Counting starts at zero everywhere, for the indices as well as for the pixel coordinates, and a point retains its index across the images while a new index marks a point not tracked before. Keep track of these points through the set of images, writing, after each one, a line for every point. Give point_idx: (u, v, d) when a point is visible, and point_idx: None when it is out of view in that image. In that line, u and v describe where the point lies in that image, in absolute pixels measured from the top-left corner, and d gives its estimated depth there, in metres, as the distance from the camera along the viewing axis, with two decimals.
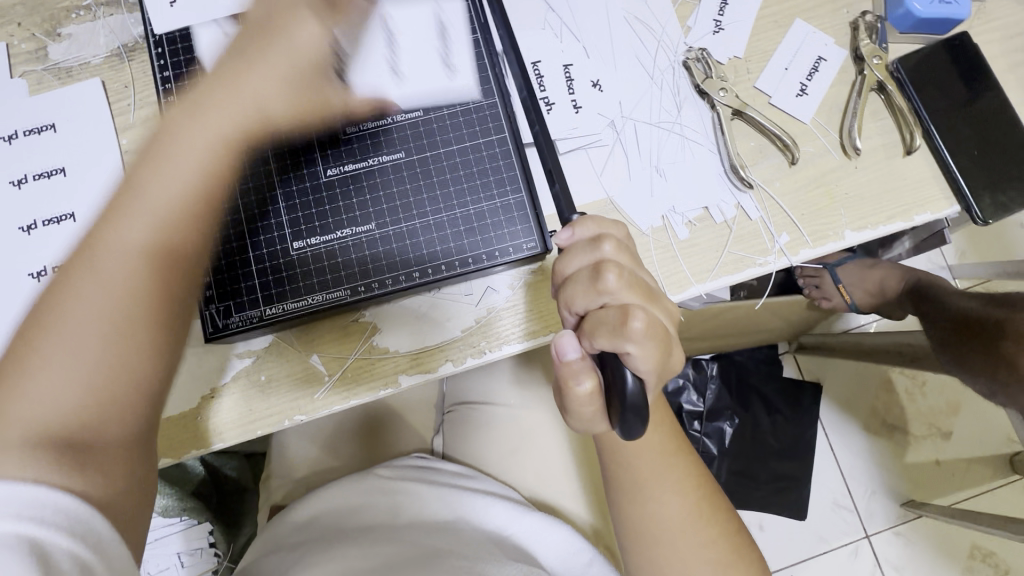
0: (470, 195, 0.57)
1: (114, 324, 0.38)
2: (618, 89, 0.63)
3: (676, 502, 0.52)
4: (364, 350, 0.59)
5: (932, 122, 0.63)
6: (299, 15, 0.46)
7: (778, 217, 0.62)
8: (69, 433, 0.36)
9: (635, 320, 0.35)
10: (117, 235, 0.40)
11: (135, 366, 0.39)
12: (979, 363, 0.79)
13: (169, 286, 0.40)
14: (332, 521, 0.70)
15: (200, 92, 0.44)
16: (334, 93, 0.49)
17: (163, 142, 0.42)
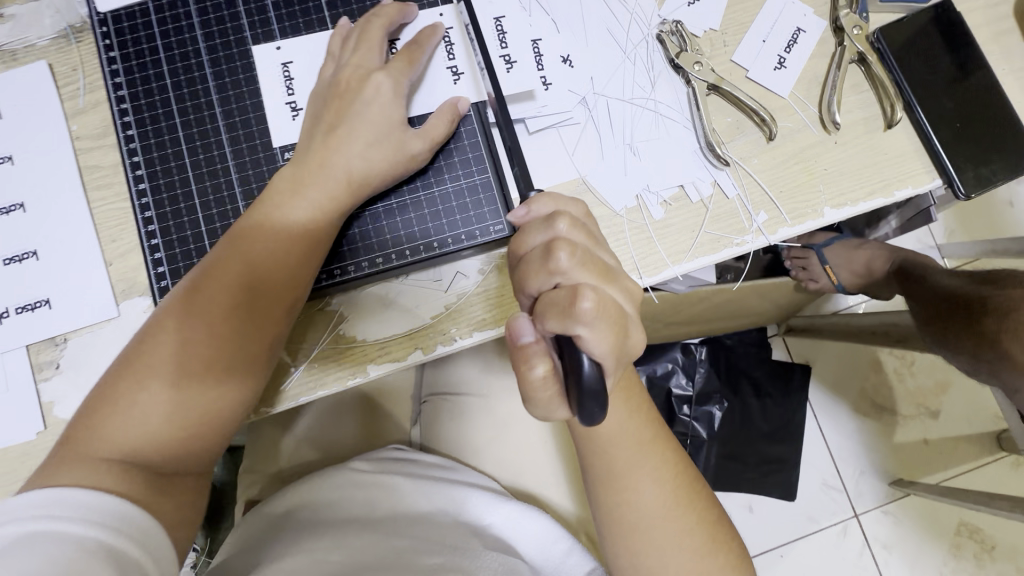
0: (434, 178, 0.57)
1: (219, 339, 0.48)
2: (590, 65, 0.61)
3: (653, 490, 0.50)
4: (331, 340, 0.57)
5: (914, 94, 0.61)
6: (378, 76, 0.53)
7: (756, 195, 0.60)
8: (177, 423, 0.47)
9: (590, 301, 0.33)
10: (223, 306, 0.48)
11: (224, 422, 0.49)
12: (963, 342, 0.77)
13: (277, 314, 0.50)
14: (306, 517, 0.68)
15: (319, 166, 0.51)
16: (412, 143, 0.53)
17: (274, 212, 0.50)
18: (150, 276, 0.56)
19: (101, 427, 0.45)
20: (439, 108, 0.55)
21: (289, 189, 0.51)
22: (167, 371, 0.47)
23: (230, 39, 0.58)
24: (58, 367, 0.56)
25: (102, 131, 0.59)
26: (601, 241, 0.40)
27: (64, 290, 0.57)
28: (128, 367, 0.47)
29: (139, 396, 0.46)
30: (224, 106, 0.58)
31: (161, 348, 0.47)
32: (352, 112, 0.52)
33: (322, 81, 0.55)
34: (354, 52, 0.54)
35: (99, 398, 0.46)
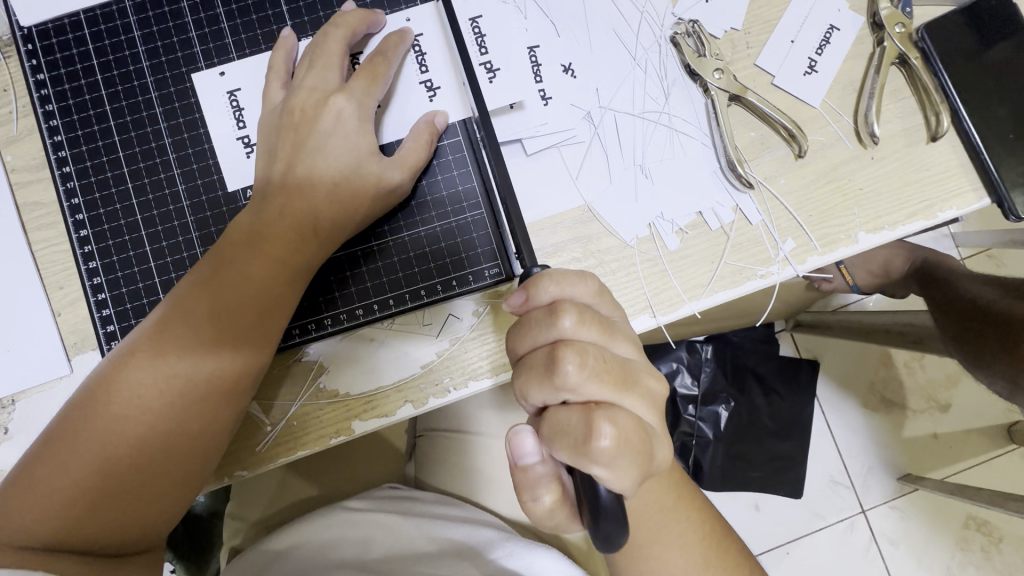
0: (419, 216, 0.51)
1: (186, 370, 0.44)
2: (594, 75, 0.54)
3: (681, 559, 0.44)
4: (311, 394, 0.51)
5: (961, 101, 0.54)
6: (337, 100, 0.47)
7: (783, 221, 0.53)
8: (131, 460, 0.43)
9: (603, 434, 0.32)
10: (172, 368, 0.44)
11: (174, 495, 0.44)
12: (1001, 367, 0.72)
13: (245, 342, 0.45)
14: (300, 561, 0.60)
15: (279, 212, 0.46)
16: (385, 173, 0.47)
17: (228, 262, 0.45)
18: (97, 334, 0.50)
19: (30, 507, 0.41)
20: (414, 128, 0.50)
21: (246, 238, 0.46)
22: (108, 442, 0.42)
23: (178, 57, 0.52)
24: (7, 432, 0.50)
25: (40, 162, 0.51)
26: (612, 329, 0.37)
27: (8, 345, 0.50)
28: (98, 387, 0.44)
29: (75, 471, 0.42)
30: (175, 135, 0.51)
31: (101, 416, 0.43)
32: (313, 145, 0.47)
33: (270, 107, 0.49)
34: (306, 73, 0.48)
35: (34, 471, 0.42)
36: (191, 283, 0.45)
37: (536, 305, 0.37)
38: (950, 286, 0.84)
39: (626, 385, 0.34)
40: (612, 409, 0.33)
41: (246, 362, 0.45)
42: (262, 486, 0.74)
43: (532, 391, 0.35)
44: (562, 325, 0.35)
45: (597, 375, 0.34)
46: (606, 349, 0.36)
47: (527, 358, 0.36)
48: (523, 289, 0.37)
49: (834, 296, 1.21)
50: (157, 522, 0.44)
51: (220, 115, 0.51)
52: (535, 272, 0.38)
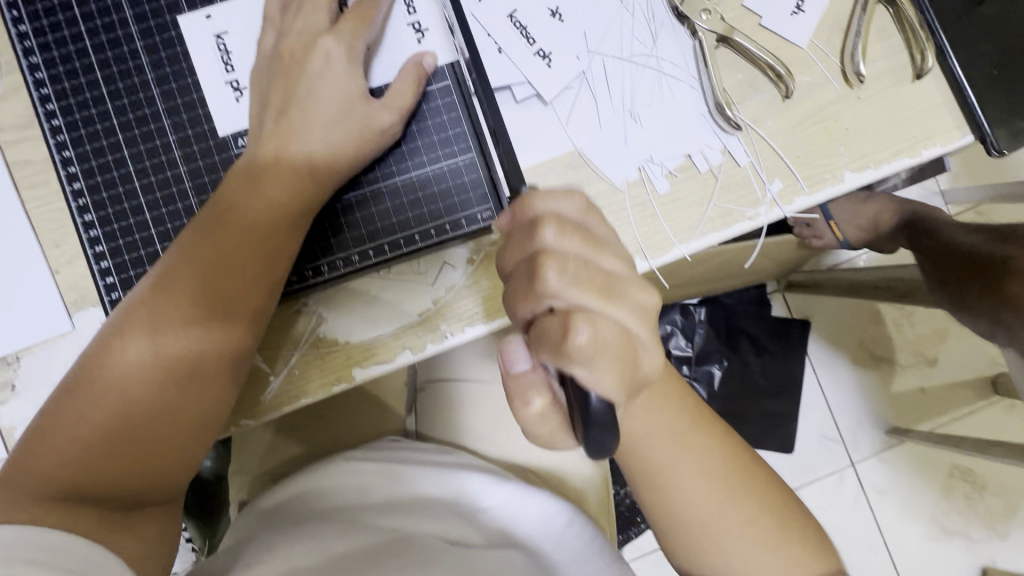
0: (412, 161, 0.52)
1: (193, 323, 0.45)
2: (582, 20, 0.54)
3: (702, 488, 0.46)
4: (311, 342, 0.52)
5: (946, 38, 0.54)
6: (326, 42, 0.47)
7: (770, 162, 0.54)
8: (143, 413, 0.44)
9: (579, 332, 0.32)
10: (183, 315, 0.45)
11: (190, 439, 0.46)
12: (983, 307, 0.73)
13: (249, 294, 0.46)
14: (304, 510, 0.62)
15: (276, 156, 0.47)
16: (377, 114, 0.47)
17: (226, 216, 0.46)
18: (98, 288, 0.51)
19: (47, 459, 0.42)
20: (403, 68, 0.50)
21: (247, 185, 0.46)
22: (124, 389, 0.43)
23: (161, 7, 0.51)
24: (14, 389, 0.51)
25: (25, 120, 0.51)
26: (602, 243, 0.37)
27: (8, 305, 0.51)
28: (104, 346, 0.44)
29: (91, 419, 0.43)
30: (164, 87, 0.51)
31: (115, 363, 0.44)
32: (303, 87, 0.47)
33: (263, 52, 0.49)
34: (296, 17, 0.48)
35: (47, 427, 0.43)
36: (192, 239, 0.46)
37: (522, 221, 0.37)
38: (935, 235, 0.86)
39: (612, 295, 0.35)
40: (592, 313, 0.34)
41: (253, 314, 0.46)
42: (257, 442, 0.75)
43: (518, 302, 0.36)
44: (545, 238, 0.35)
45: (578, 282, 0.34)
46: (592, 262, 0.36)
47: (512, 265, 0.37)
48: (511, 206, 0.37)
49: (825, 255, 1.22)
50: (176, 466, 0.45)
51: (209, 65, 0.51)
52: (523, 192, 0.38)
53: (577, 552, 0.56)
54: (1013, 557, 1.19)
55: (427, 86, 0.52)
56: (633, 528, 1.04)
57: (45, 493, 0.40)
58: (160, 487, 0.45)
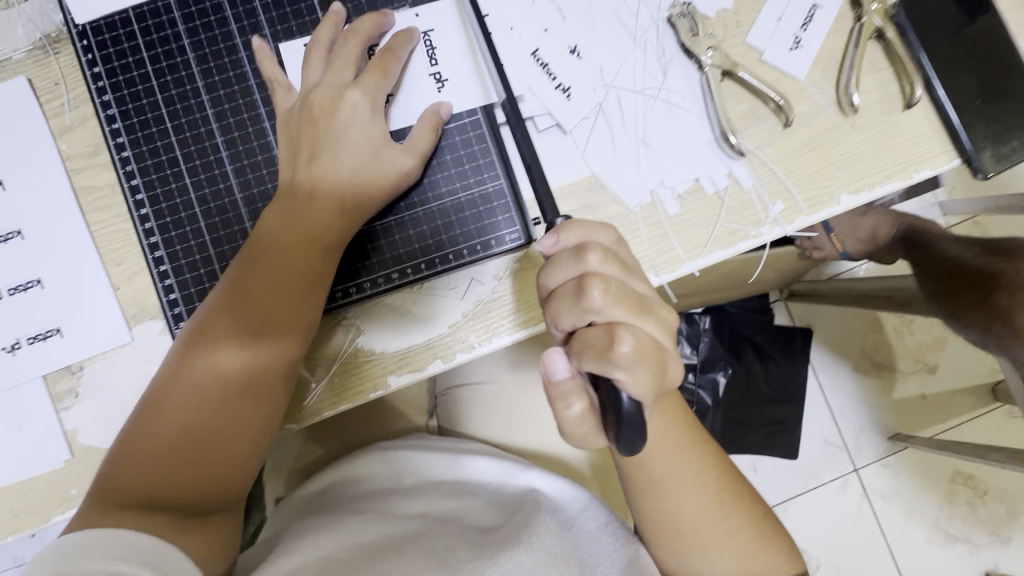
0: (445, 187, 0.57)
1: (245, 341, 0.50)
2: (598, 56, 0.59)
3: (697, 496, 0.50)
4: (351, 353, 0.57)
5: (934, 70, 0.59)
6: (352, 94, 0.52)
7: (773, 184, 0.58)
8: (205, 424, 0.49)
9: (622, 343, 0.37)
10: (235, 340, 0.50)
11: (247, 450, 0.50)
12: (976, 318, 0.77)
13: (292, 311, 0.50)
14: (331, 500, 0.66)
15: (308, 195, 0.52)
16: (401, 160, 0.53)
17: (271, 243, 0.51)
18: (160, 303, 0.55)
19: (125, 471, 0.47)
20: (421, 117, 0.54)
21: (285, 221, 0.51)
22: (188, 410, 0.49)
23: (220, 49, 0.56)
24: (77, 395, 0.56)
25: (92, 149, 0.56)
26: (632, 269, 0.42)
27: (73, 318, 0.56)
28: (169, 367, 0.50)
29: (155, 440, 0.48)
30: (221, 120, 0.56)
31: (177, 388, 0.49)
32: (332, 135, 0.52)
33: (285, 106, 0.54)
34: (324, 73, 0.53)
35: (123, 444, 0.48)
36: (242, 265, 0.51)
37: (564, 245, 0.42)
38: (931, 247, 0.90)
39: (644, 311, 0.40)
40: (632, 327, 0.39)
41: (296, 328, 0.51)
42: (286, 443, 0.80)
43: (562, 314, 0.40)
44: (587, 260, 0.40)
45: (619, 300, 0.39)
46: (626, 284, 0.41)
47: (556, 285, 0.41)
48: (555, 232, 0.41)
49: (826, 265, 1.27)
50: (235, 475, 0.50)
51: (262, 100, 0.56)
52: (560, 221, 0.43)
53: (591, 527, 0.60)
54: (1014, 561, 1.21)
55: (444, 127, 0.56)
56: None
57: (123, 505, 0.45)
58: (223, 491, 0.50)
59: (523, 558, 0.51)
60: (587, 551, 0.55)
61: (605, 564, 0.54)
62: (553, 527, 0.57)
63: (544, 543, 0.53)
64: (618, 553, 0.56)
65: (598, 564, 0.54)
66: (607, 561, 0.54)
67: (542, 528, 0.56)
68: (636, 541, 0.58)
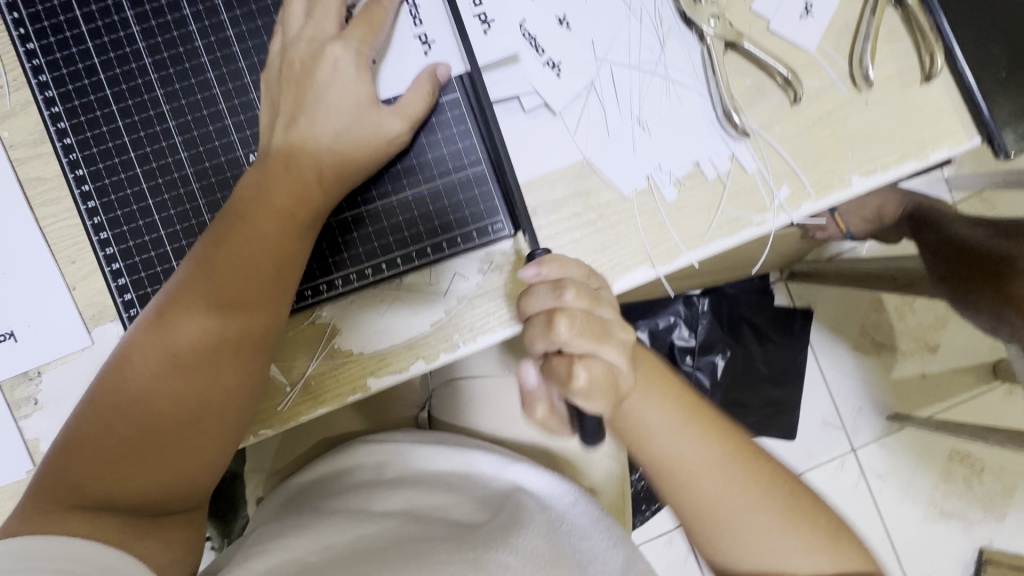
0: (421, 172, 0.52)
1: (210, 327, 0.46)
2: (589, 27, 0.54)
3: (712, 495, 0.47)
4: (326, 354, 0.53)
5: (956, 39, 0.54)
6: (334, 49, 0.47)
7: (778, 168, 0.54)
8: (167, 417, 0.45)
9: (580, 375, 0.36)
10: (197, 328, 0.46)
11: (213, 448, 0.47)
12: (986, 301, 0.74)
13: (261, 295, 0.47)
14: (322, 492, 0.63)
15: (285, 166, 0.47)
16: (386, 125, 0.48)
17: (241, 221, 0.47)
18: (116, 303, 0.52)
19: (80, 465, 0.44)
20: (417, 78, 0.50)
21: (255, 197, 0.47)
22: (147, 401, 0.45)
23: (168, 22, 0.52)
24: (37, 402, 0.52)
25: (37, 136, 0.52)
26: (603, 298, 0.40)
27: (26, 320, 0.52)
28: (127, 354, 0.45)
29: (114, 432, 0.44)
30: (172, 103, 0.52)
31: (136, 377, 0.45)
32: (313, 97, 0.48)
33: (272, 59, 0.50)
34: (303, 24, 0.49)
35: (76, 436, 0.45)
36: (210, 243, 0.47)
37: (543, 276, 0.40)
38: (940, 227, 0.85)
39: (608, 340, 0.38)
40: (592, 359, 0.37)
41: (265, 314, 0.47)
42: (270, 440, 0.76)
43: (533, 344, 0.39)
44: (559, 295, 0.38)
45: (583, 332, 0.37)
46: (595, 316, 0.39)
47: (529, 315, 0.40)
48: (533, 264, 0.40)
49: (828, 245, 1.23)
50: (203, 474, 0.47)
51: (218, 78, 0.52)
52: (541, 253, 0.42)
53: (583, 524, 0.58)
54: (1010, 540, 1.20)
55: (437, 99, 0.52)
56: (638, 517, 1.07)
57: (77, 502, 0.42)
58: (191, 484, 0.46)
59: (510, 560, 0.48)
60: (578, 547, 0.54)
61: (598, 563, 0.54)
62: (543, 526, 0.55)
63: (530, 543, 0.51)
64: (611, 553, 0.56)
65: (590, 563, 0.53)
66: (601, 559, 0.54)
67: (531, 528, 0.54)
68: (630, 544, 0.58)
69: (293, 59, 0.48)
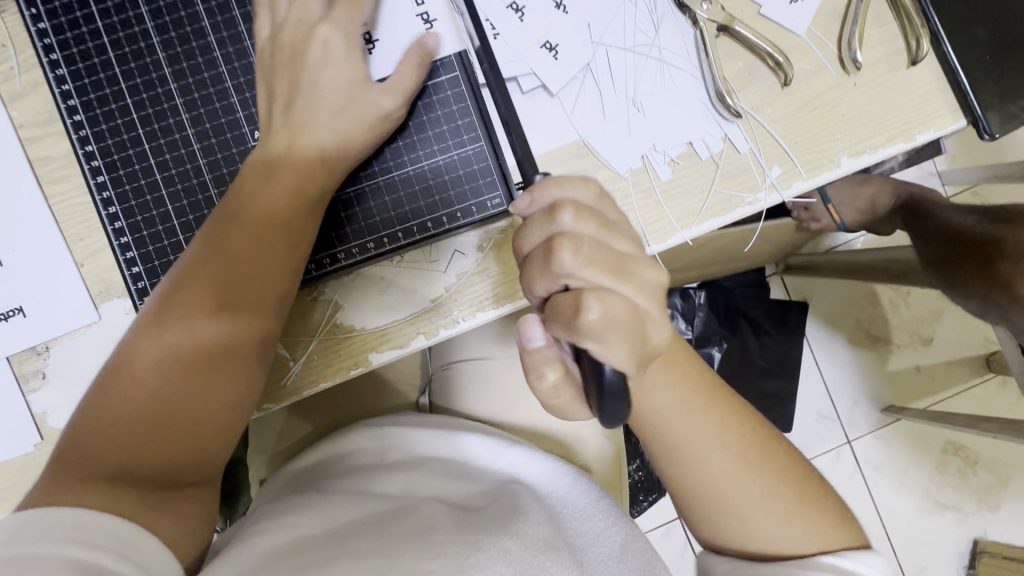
0: (422, 150, 0.54)
1: (222, 307, 0.47)
2: (585, 10, 0.55)
3: (709, 468, 0.49)
4: (328, 329, 0.54)
5: (941, 24, 0.55)
6: (323, 30, 0.49)
7: (770, 148, 0.55)
8: (180, 393, 0.46)
9: (590, 311, 0.35)
10: (208, 307, 0.47)
11: (227, 421, 0.48)
12: (977, 286, 0.75)
13: (272, 275, 0.48)
14: (323, 474, 0.64)
15: (289, 143, 0.49)
16: (378, 101, 0.49)
17: (251, 205, 0.48)
18: (124, 278, 0.53)
19: (95, 441, 0.44)
20: (405, 53, 0.51)
21: (263, 171, 0.49)
22: (160, 377, 0.46)
23: (176, 2, 0.53)
24: (45, 377, 0.53)
25: (46, 116, 0.53)
26: (612, 225, 0.39)
27: (35, 296, 0.53)
28: (140, 333, 0.47)
29: (128, 408, 0.45)
30: (180, 82, 0.53)
31: (150, 350, 0.46)
32: (306, 79, 0.49)
33: (262, 44, 0.51)
34: (291, 6, 0.50)
35: (89, 414, 0.45)
36: (220, 226, 0.48)
37: (541, 204, 0.40)
38: (931, 215, 0.87)
39: (622, 272, 0.37)
40: (603, 292, 0.36)
41: (277, 293, 0.49)
42: (272, 424, 0.78)
43: (535, 281, 0.38)
44: (560, 219, 0.37)
45: (591, 260, 0.36)
46: (605, 243, 0.38)
47: (530, 249, 0.39)
48: (528, 192, 0.40)
49: (822, 237, 1.24)
50: (214, 447, 0.48)
51: (224, 58, 0.53)
52: (538, 180, 0.41)
53: (582, 505, 0.59)
54: (1003, 530, 1.22)
55: (436, 78, 0.53)
56: (636, 506, 1.08)
57: (89, 478, 0.43)
58: (204, 458, 0.48)
59: (510, 544, 0.49)
60: (578, 533, 0.55)
61: (597, 544, 0.54)
62: (543, 512, 0.56)
63: (532, 528, 0.52)
64: (611, 532, 0.56)
65: (589, 544, 0.54)
66: (600, 540, 0.55)
67: (530, 513, 0.55)
68: (629, 523, 0.59)
69: (283, 42, 0.50)
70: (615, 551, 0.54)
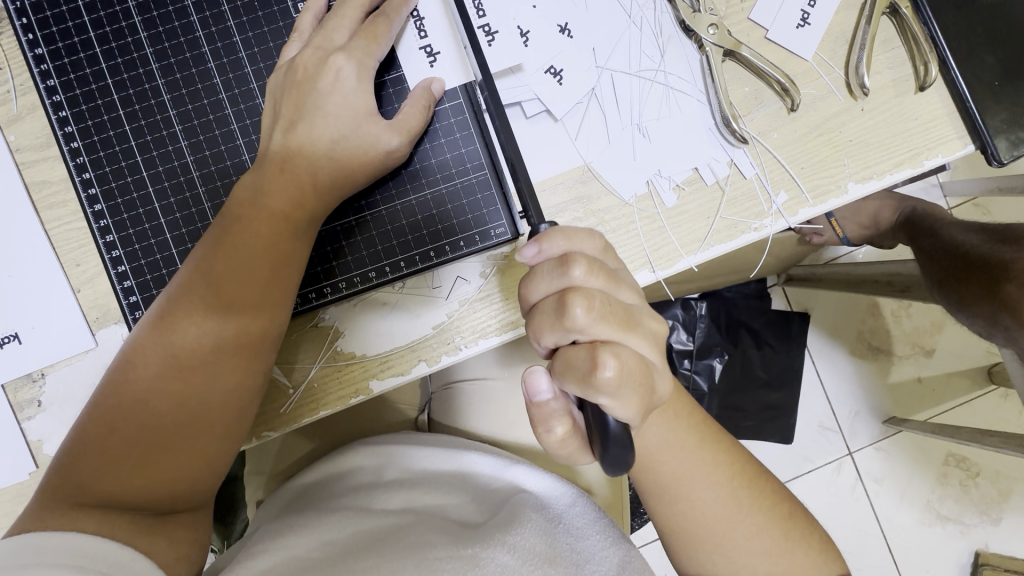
0: (425, 178, 0.53)
1: (212, 326, 0.46)
2: (590, 34, 0.55)
3: (713, 498, 0.48)
4: (328, 357, 0.54)
5: (950, 49, 0.55)
6: (338, 59, 0.48)
7: (775, 173, 0.55)
8: (170, 417, 0.46)
9: (608, 368, 0.35)
10: (197, 328, 0.46)
11: (215, 446, 0.47)
12: (981, 306, 0.75)
13: (262, 292, 0.47)
14: (321, 494, 0.63)
15: (282, 167, 0.48)
16: (383, 136, 0.49)
17: (240, 222, 0.47)
18: (120, 306, 0.52)
19: (85, 468, 0.44)
20: (413, 93, 0.50)
21: (250, 197, 0.48)
22: (151, 402, 0.45)
23: (175, 27, 0.52)
24: (40, 404, 0.52)
25: (44, 140, 0.52)
26: (619, 278, 0.39)
27: (31, 322, 0.52)
28: (131, 357, 0.46)
29: (118, 433, 0.45)
30: (178, 107, 0.52)
31: (140, 378, 0.46)
32: (313, 104, 0.48)
33: (282, 64, 0.50)
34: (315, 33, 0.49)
35: (80, 441, 0.45)
36: (209, 245, 0.47)
37: (548, 254, 0.39)
38: (936, 233, 0.86)
39: (632, 325, 0.37)
40: (617, 346, 0.36)
41: (265, 311, 0.47)
42: (270, 444, 0.77)
43: (544, 331, 0.38)
44: (571, 273, 0.37)
45: (604, 316, 0.36)
46: (612, 295, 0.38)
47: (538, 300, 0.39)
48: (535, 242, 0.39)
49: (824, 250, 1.24)
50: (207, 471, 0.47)
51: (224, 84, 0.52)
52: (545, 227, 0.41)
53: (583, 522, 0.58)
54: (1005, 543, 1.21)
55: (437, 106, 0.53)
56: (636, 519, 1.07)
57: (81, 504, 0.43)
58: (194, 483, 0.46)
59: (507, 558, 0.48)
60: (573, 547, 0.54)
61: (596, 561, 0.53)
62: (540, 525, 0.54)
63: (527, 541, 0.51)
64: (608, 552, 0.55)
65: (587, 562, 0.52)
66: (597, 559, 0.53)
67: (527, 525, 0.53)
68: (627, 544, 0.57)
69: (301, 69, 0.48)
70: (612, 570, 0.52)
